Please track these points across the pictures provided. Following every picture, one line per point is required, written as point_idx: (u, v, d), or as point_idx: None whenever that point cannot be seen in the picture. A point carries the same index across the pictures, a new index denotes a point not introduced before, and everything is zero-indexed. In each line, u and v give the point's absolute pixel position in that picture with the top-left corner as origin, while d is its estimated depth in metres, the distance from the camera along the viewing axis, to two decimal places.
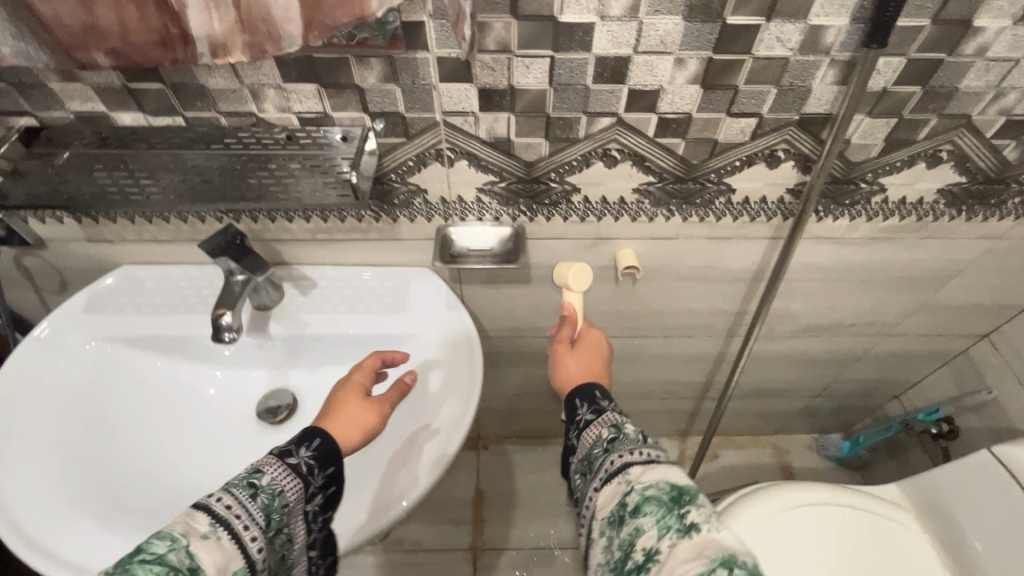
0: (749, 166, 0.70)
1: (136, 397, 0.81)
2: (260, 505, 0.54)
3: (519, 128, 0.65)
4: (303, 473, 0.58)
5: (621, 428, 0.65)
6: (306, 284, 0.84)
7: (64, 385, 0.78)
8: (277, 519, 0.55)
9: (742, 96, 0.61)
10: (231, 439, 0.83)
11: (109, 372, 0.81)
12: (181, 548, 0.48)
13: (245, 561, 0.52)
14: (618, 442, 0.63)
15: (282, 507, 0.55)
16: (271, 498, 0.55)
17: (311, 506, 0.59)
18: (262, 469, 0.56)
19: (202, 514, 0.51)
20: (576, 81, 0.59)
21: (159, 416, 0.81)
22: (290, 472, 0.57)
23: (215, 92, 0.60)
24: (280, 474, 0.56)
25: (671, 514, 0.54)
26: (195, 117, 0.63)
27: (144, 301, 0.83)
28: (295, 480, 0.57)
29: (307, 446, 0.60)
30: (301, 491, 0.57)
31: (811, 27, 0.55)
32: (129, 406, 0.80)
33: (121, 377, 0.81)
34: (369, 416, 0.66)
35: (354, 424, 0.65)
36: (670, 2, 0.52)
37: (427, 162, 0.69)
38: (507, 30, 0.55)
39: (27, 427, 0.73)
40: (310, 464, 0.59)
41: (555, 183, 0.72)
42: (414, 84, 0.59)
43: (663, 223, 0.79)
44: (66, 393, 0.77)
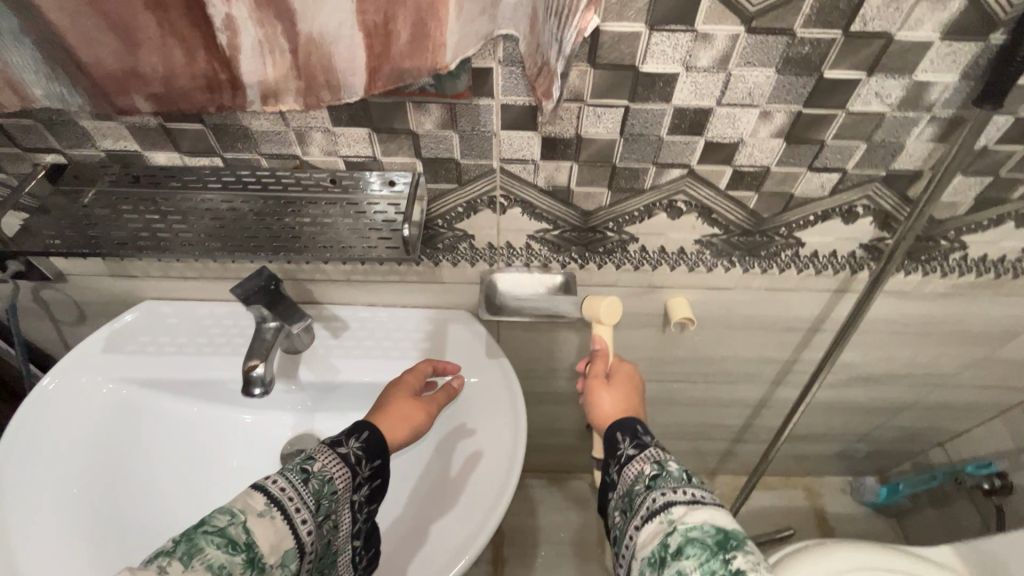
0: (824, 221, 0.65)
1: (155, 443, 0.76)
2: (311, 490, 0.53)
3: (581, 177, 0.60)
4: (351, 463, 0.57)
5: (665, 465, 0.60)
6: (338, 325, 0.80)
7: (79, 432, 0.73)
8: (326, 506, 0.54)
9: (827, 151, 0.56)
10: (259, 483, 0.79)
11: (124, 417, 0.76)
12: (240, 523, 0.47)
13: (295, 544, 0.50)
14: (660, 480, 0.58)
15: (332, 493, 0.54)
16: (321, 485, 0.54)
17: (356, 497, 0.58)
18: (315, 457, 0.55)
19: (259, 494, 0.50)
20: (648, 132, 0.55)
21: (180, 462, 0.77)
22: (340, 460, 0.56)
23: (258, 134, 0.56)
24: (331, 462, 0.56)
25: (716, 557, 0.49)
26: (235, 158, 0.58)
27: (167, 340, 0.79)
28: (344, 469, 0.57)
29: (357, 438, 0.60)
30: (349, 480, 0.56)
31: (915, 83, 0.50)
32: (149, 453, 0.75)
33: (138, 423, 0.76)
34: (416, 417, 0.67)
35: (402, 423, 0.65)
36: (764, 54, 0.48)
37: (477, 208, 0.64)
38: (581, 79, 0.50)
39: (41, 478, 0.68)
40: (359, 455, 0.59)
41: (612, 232, 0.67)
42: (473, 131, 0.55)
43: (722, 274, 0.74)
44: (81, 439, 0.72)
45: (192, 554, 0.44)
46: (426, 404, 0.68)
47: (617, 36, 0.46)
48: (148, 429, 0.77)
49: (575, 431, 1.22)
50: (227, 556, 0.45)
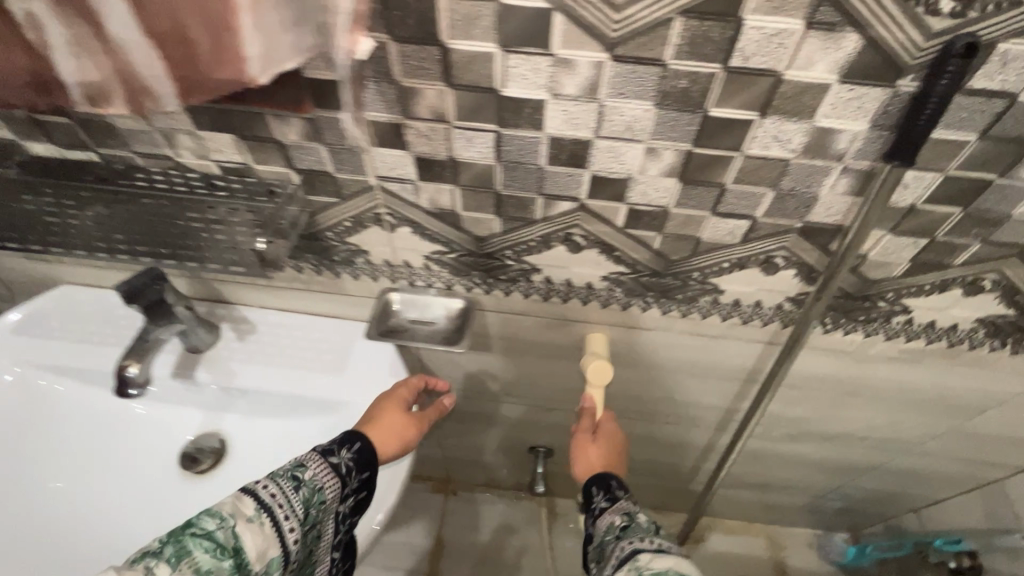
0: (740, 269, 0.59)
1: (51, 442, 0.75)
2: (301, 498, 0.49)
3: (465, 202, 0.56)
4: (342, 473, 0.53)
5: (635, 518, 0.61)
6: (246, 327, 0.78)
7: None
8: (314, 515, 0.50)
9: (729, 196, 0.50)
10: (151, 487, 0.76)
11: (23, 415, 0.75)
12: (230, 527, 0.44)
13: (280, 552, 0.46)
14: (629, 529, 0.59)
15: (321, 503, 0.50)
16: (312, 493, 0.50)
17: (344, 507, 0.54)
18: (306, 463, 0.51)
19: (250, 498, 0.46)
20: (527, 160, 0.50)
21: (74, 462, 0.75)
22: (332, 470, 0.52)
23: (126, 133, 0.54)
24: (323, 471, 0.52)
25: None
26: (111, 154, 0.57)
27: (76, 327, 0.79)
28: (336, 478, 0.53)
29: (349, 448, 0.56)
30: (339, 491, 0.53)
31: (817, 129, 0.43)
32: (47, 442, 0.75)
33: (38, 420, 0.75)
34: (409, 433, 0.63)
35: (394, 438, 0.61)
36: (637, 85, 0.42)
37: (365, 224, 0.61)
38: (441, 99, 0.46)
39: None
40: (350, 466, 0.55)
41: (511, 261, 0.63)
42: (341, 146, 0.51)
43: (639, 313, 0.68)
44: None
45: (181, 557, 0.41)
46: (419, 421, 0.64)
47: (469, 56, 0.42)
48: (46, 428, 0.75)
49: (518, 452, 1.17)
50: (215, 561, 0.42)
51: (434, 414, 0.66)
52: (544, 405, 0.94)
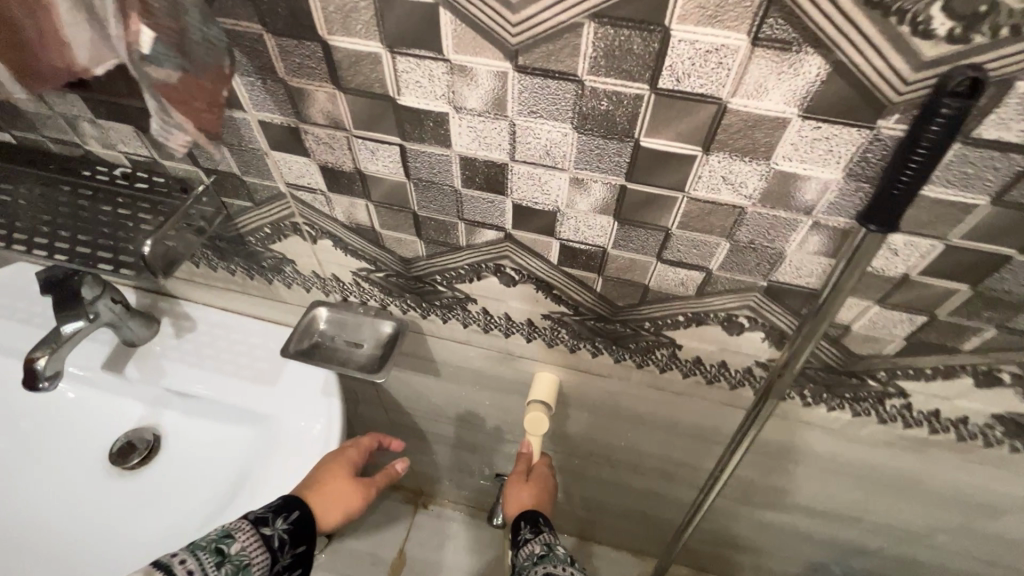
0: (698, 325, 0.50)
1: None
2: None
3: (382, 219, 0.49)
4: (274, 547, 0.52)
5: (554, 547, 0.58)
6: (185, 324, 0.74)
7: None
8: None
9: (676, 242, 0.42)
10: (77, 486, 0.72)
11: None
12: None
13: None
14: (547, 561, 0.56)
15: None
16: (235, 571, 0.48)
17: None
18: (234, 534, 0.50)
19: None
20: (439, 180, 0.43)
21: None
22: (262, 543, 0.51)
23: (32, 116, 0.50)
24: (251, 543, 0.50)
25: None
26: (25, 137, 0.54)
27: (23, 305, 0.74)
28: (264, 554, 0.51)
29: (285, 517, 0.54)
30: (266, 568, 0.51)
31: (776, 174, 0.34)
32: None
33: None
34: (352, 501, 0.63)
35: (337, 504, 0.61)
36: (550, 103, 0.35)
37: (284, 232, 0.55)
38: (333, 103, 0.39)
39: None
40: (284, 538, 0.53)
41: (443, 287, 0.56)
42: (243, 147, 0.46)
43: (590, 358, 0.60)
44: None
45: None
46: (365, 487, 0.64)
47: (353, 56, 0.35)
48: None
49: (484, 477, 1.11)
50: None
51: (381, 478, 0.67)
52: (503, 436, 0.87)
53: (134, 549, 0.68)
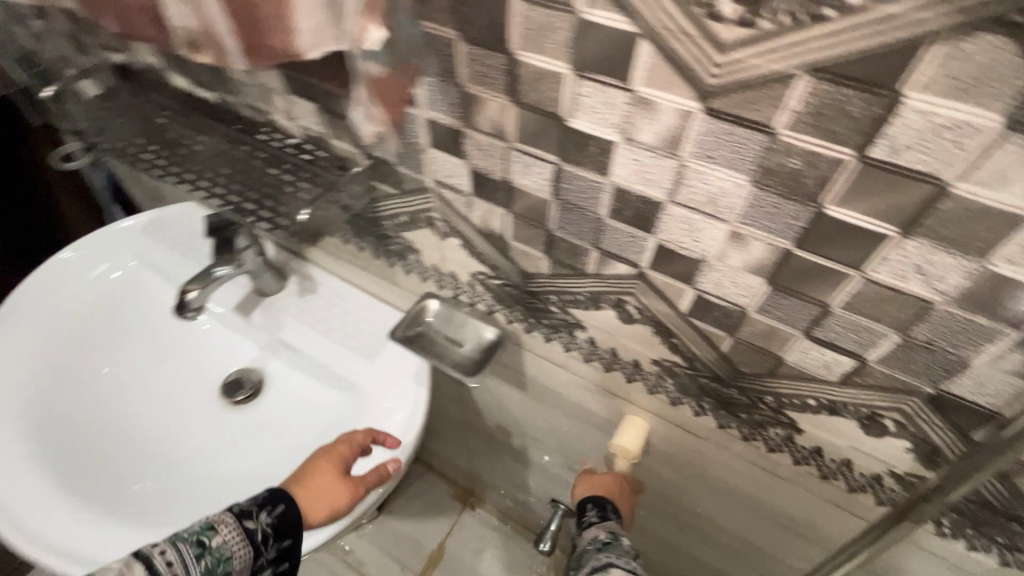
0: (830, 413, 0.45)
1: (117, 351, 0.79)
2: (201, 568, 0.48)
3: (516, 231, 0.49)
4: (257, 541, 0.52)
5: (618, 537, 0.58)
6: (308, 285, 0.80)
7: (84, 296, 0.79)
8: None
9: (832, 321, 0.37)
10: (192, 417, 0.78)
11: (97, 319, 0.79)
12: None
13: None
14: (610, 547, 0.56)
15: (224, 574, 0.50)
16: (215, 563, 0.49)
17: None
18: (216, 527, 0.51)
19: (140, 565, 0.47)
20: (586, 205, 0.42)
21: (131, 376, 0.78)
22: (243, 537, 0.51)
23: (236, 82, 0.57)
24: (232, 537, 0.51)
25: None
26: (225, 98, 0.61)
27: (182, 242, 0.84)
28: (247, 546, 0.51)
29: (269, 511, 0.53)
30: (248, 560, 0.51)
31: (989, 276, 0.30)
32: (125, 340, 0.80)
33: (108, 326, 0.79)
34: (338, 495, 0.57)
35: (320, 500, 0.56)
36: (733, 151, 0.32)
37: (418, 223, 0.57)
38: (503, 114, 0.40)
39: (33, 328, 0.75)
40: (267, 532, 0.53)
41: (556, 308, 0.55)
42: (405, 140, 0.48)
43: (690, 415, 0.56)
44: (81, 305, 0.78)
45: None
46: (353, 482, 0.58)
47: (536, 72, 0.36)
48: (113, 337, 0.79)
49: (539, 498, 1.08)
50: None
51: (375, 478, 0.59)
52: (571, 465, 0.84)
53: (232, 486, 0.73)
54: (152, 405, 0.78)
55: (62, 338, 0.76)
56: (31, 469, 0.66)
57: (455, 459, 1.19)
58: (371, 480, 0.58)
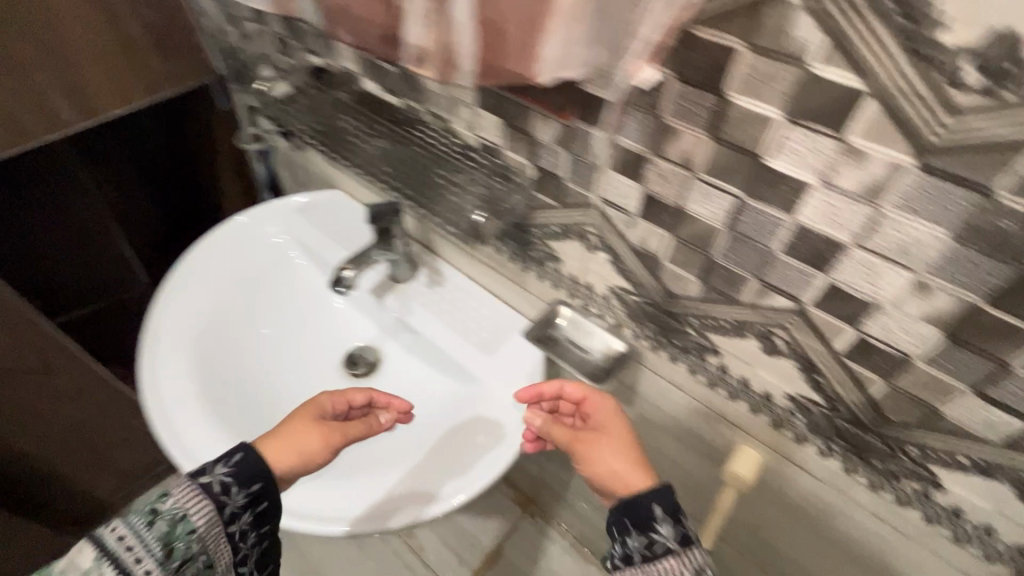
0: (982, 475, 0.44)
1: (263, 312, 0.88)
2: (157, 534, 0.47)
3: (673, 253, 0.53)
4: (214, 492, 0.50)
5: (703, 572, 0.48)
6: (437, 278, 0.87)
7: (244, 262, 0.90)
8: (180, 547, 0.47)
9: (1010, 381, 0.38)
10: (319, 381, 0.86)
11: (254, 283, 0.89)
12: None
13: None
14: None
15: (187, 533, 0.48)
16: (172, 525, 0.47)
17: (236, 529, 0.51)
18: (169, 492, 0.49)
19: (90, 548, 0.46)
20: (759, 238, 0.45)
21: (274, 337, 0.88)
22: (198, 492, 0.49)
23: (427, 92, 0.64)
24: (185, 495, 0.49)
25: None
26: (410, 104, 0.69)
27: (329, 225, 0.94)
28: (205, 501, 0.49)
29: (224, 462, 0.52)
30: (211, 513, 0.49)
31: None
32: (270, 304, 0.90)
33: (262, 290, 0.89)
34: (317, 445, 0.57)
35: (302, 450, 0.56)
36: (941, 206, 0.35)
37: (569, 235, 0.62)
38: (697, 147, 0.44)
39: (202, 283, 0.86)
40: (226, 482, 0.51)
41: (692, 330, 0.58)
42: (583, 159, 0.53)
43: (813, 454, 0.57)
44: (241, 268, 0.89)
45: None
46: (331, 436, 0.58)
47: (746, 114, 0.39)
48: (262, 300, 0.89)
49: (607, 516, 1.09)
50: None
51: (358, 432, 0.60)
52: None
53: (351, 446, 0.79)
54: (285, 364, 0.86)
55: (226, 293, 0.86)
56: (195, 398, 0.74)
57: (526, 464, 1.22)
58: (359, 433, 0.60)
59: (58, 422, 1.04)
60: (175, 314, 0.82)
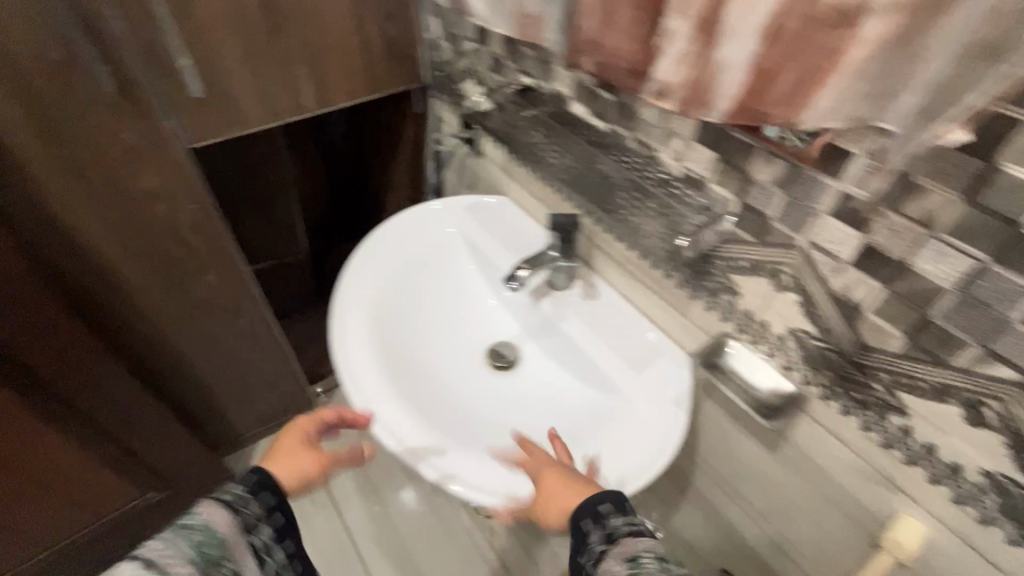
0: None
1: (427, 294, 0.99)
2: (191, 540, 0.50)
3: (880, 305, 0.54)
4: (236, 505, 0.55)
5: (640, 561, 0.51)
6: (592, 291, 0.92)
7: (419, 245, 1.01)
8: (208, 554, 0.50)
9: None
10: (466, 365, 0.94)
11: (424, 266, 1.00)
12: None
13: None
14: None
15: (218, 540, 0.51)
16: (203, 535, 0.51)
17: (255, 541, 0.56)
18: (196, 508, 0.53)
19: (127, 563, 0.47)
20: (993, 305, 0.46)
21: (432, 317, 0.97)
22: (222, 504, 0.54)
23: (641, 121, 0.70)
24: (213, 509, 0.53)
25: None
26: (616, 130, 0.75)
27: (496, 226, 1.03)
28: (229, 513, 0.54)
29: (240, 482, 0.58)
30: (235, 522, 0.54)
31: None
32: (433, 287, 1.00)
33: (428, 274, 1.00)
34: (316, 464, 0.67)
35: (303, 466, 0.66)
36: None
37: (757, 271, 0.65)
38: (943, 209, 0.46)
39: (384, 256, 0.97)
40: (241, 496, 0.56)
41: (878, 386, 0.58)
42: (800, 203, 0.56)
43: (996, 539, 0.55)
44: (416, 251, 1.00)
45: None
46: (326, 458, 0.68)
47: (1015, 184, 0.41)
48: (427, 282, 0.99)
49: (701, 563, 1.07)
50: None
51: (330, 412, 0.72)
52: (778, 542, 0.84)
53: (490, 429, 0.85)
54: (439, 343, 0.95)
55: (402, 270, 0.97)
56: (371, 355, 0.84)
57: None
58: (312, 426, 0.71)
59: (227, 353, 1.20)
60: (364, 278, 0.93)
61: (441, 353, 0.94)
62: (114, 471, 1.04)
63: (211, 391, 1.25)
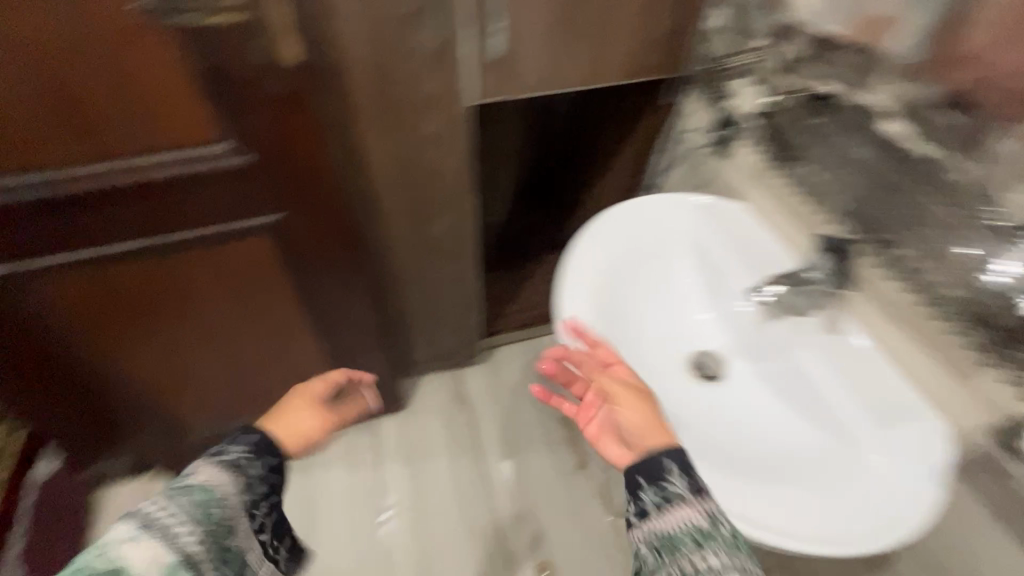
0: None
1: (645, 285, 0.96)
2: (194, 503, 0.62)
3: None
4: (234, 465, 0.68)
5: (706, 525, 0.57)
6: (840, 327, 0.82)
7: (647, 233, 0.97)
8: (211, 513, 0.63)
9: None
10: (667, 368, 0.91)
11: (646, 255, 0.96)
12: (108, 555, 0.55)
13: (178, 555, 0.58)
14: (662, 554, 0.57)
15: (217, 500, 0.64)
16: (205, 496, 0.64)
17: (251, 500, 0.69)
18: (193, 472, 0.66)
19: (133, 520, 0.59)
20: None
21: (643, 308, 0.95)
22: (223, 468, 0.67)
23: (994, 152, 0.60)
24: (216, 474, 0.66)
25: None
26: (944, 159, 0.65)
27: (735, 234, 0.94)
28: (228, 474, 0.67)
29: (240, 445, 0.71)
30: (234, 485, 0.67)
31: None
32: (650, 280, 0.96)
33: (648, 264, 0.96)
34: (316, 428, 0.84)
35: (297, 422, 0.83)
36: None
37: None
38: None
39: (612, 236, 0.94)
40: (243, 459, 0.70)
41: None
42: None
43: None
44: (642, 238, 0.96)
45: None
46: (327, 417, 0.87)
47: None
48: (646, 274, 0.96)
49: None
50: None
51: (321, 387, 0.92)
52: None
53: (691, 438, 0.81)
54: (647, 336, 0.93)
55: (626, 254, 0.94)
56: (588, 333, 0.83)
57: None
58: (317, 390, 0.90)
59: (435, 292, 1.33)
60: (586, 259, 0.90)
61: (647, 355, 0.91)
62: (326, 350, 1.25)
63: (410, 318, 1.40)
